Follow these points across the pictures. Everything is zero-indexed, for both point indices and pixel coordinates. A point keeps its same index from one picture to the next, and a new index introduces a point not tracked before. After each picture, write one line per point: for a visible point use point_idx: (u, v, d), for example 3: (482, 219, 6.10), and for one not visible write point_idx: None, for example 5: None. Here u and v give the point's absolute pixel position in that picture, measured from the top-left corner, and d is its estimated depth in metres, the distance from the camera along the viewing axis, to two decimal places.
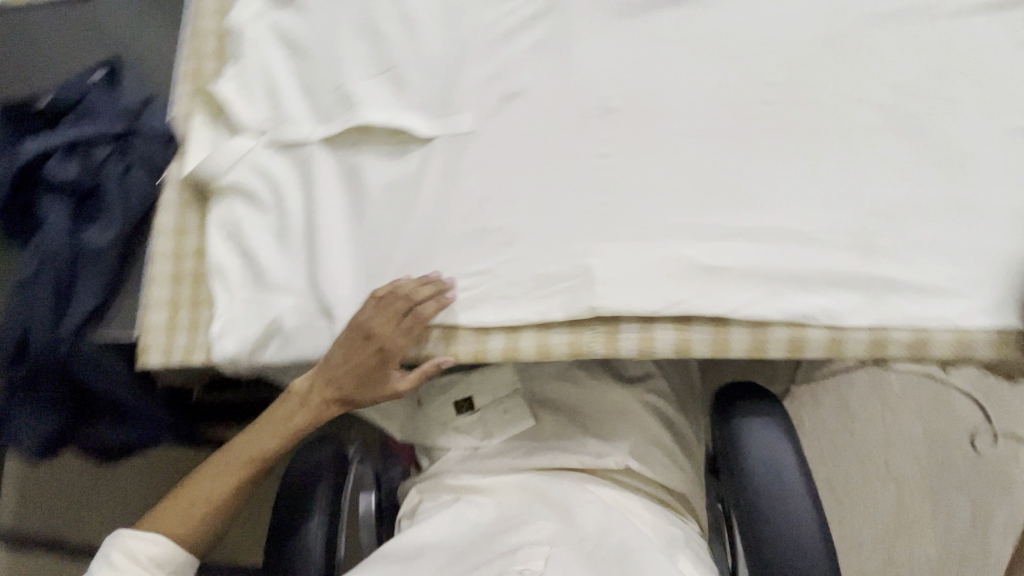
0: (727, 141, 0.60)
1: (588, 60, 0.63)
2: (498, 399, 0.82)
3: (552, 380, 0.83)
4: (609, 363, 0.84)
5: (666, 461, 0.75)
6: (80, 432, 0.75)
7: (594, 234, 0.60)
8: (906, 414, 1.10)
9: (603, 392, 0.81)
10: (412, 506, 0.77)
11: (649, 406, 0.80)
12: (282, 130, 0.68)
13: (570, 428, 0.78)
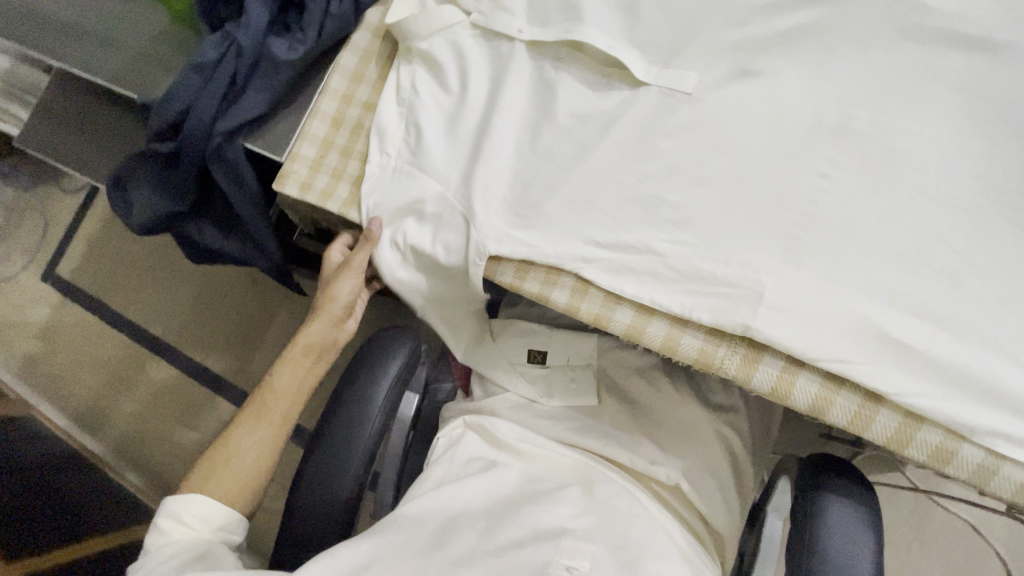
0: (965, 217, 0.49)
1: (845, 69, 0.53)
2: (571, 366, 0.76)
3: (630, 374, 0.75)
4: (693, 378, 0.73)
5: (724, 511, 0.65)
6: (191, 222, 0.78)
7: (778, 251, 0.50)
8: (931, 554, 1.05)
9: (680, 406, 0.70)
10: (453, 437, 0.69)
11: (722, 439, 0.69)
12: (493, 14, 0.62)
13: (637, 426, 0.69)
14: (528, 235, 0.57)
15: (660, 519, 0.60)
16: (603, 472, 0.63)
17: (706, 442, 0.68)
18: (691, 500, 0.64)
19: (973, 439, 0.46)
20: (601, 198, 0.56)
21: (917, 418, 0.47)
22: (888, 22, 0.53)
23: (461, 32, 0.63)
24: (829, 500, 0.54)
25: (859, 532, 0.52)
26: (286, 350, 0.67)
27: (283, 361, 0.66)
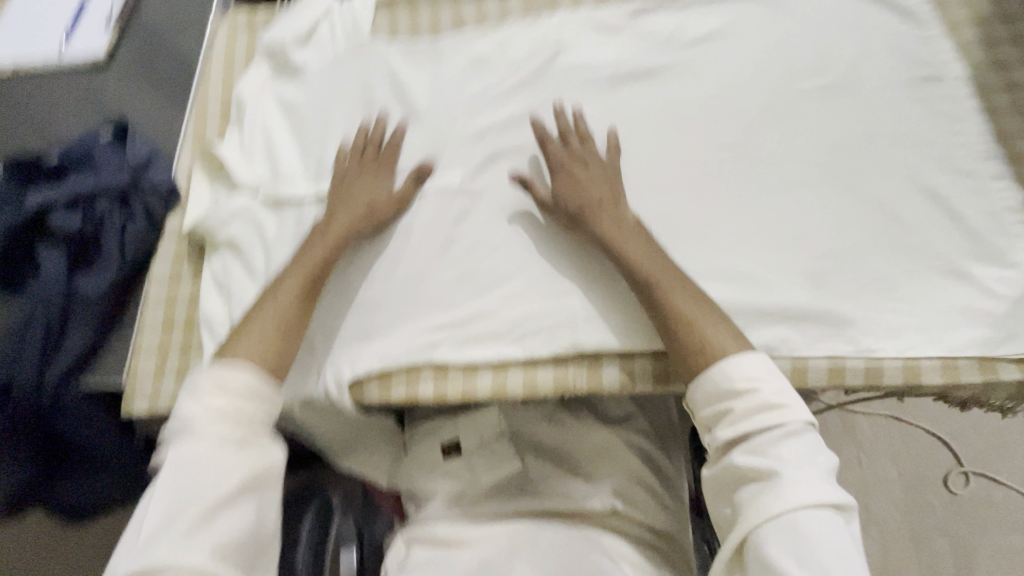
0: (690, 195, 0.61)
1: (561, 126, 0.67)
2: (486, 443, 0.73)
3: (537, 423, 0.74)
4: (590, 402, 0.76)
5: (658, 510, 0.69)
6: (53, 478, 0.75)
7: (574, 274, 0.60)
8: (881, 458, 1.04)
9: (589, 432, 0.72)
10: (399, 562, 0.66)
11: (634, 447, 0.73)
12: (277, 186, 0.70)
13: (561, 472, 0.71)
14: (373, 349, 0.61)
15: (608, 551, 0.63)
16: (545, 531, 0.65)
17: (620, 457, 0.71)
18: (631, 516, 0.67)
19: (781, 352, 0.54)
20: (421, 292, 0.62)
21: None
22: (574, 86, 0.69)
23: (254, 209, 0.70)
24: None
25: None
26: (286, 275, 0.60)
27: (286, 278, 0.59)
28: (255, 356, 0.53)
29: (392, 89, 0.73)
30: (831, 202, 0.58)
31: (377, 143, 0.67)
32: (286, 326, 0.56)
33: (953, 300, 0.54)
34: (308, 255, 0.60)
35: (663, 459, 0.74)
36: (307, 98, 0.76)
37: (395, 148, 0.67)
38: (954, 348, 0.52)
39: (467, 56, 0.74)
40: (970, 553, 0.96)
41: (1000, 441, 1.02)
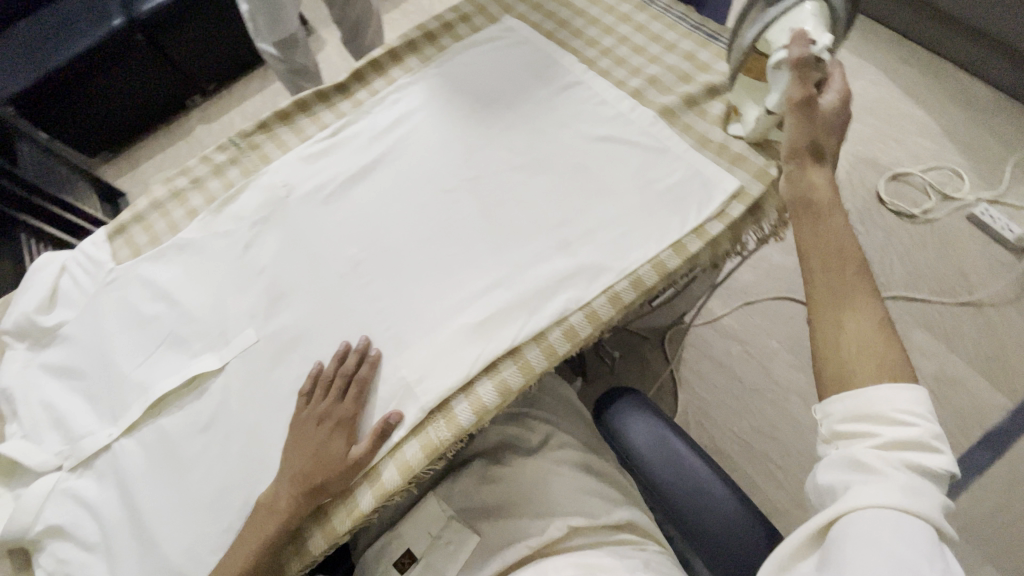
0: (446, 238, 0.71)
1: (323, 242, 0.74)
2: (436, 536, 0.73)
3: (476, 488, 0.77)
4: (510, 442, 0.81)
5: (609, 503, 0.73)
6: None
7: (391, 349, 0.65)
8: (735, 353, 1.32)
9: (524, 468, 0.77)
10: None
11: (564, 462, 0.78)
12: (80, 446, 0.67)
13: (515, 520, 0.72)
14: (241, 535, 0.57)
15: (578, 563, 0.66)
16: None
17: (556, 475, 0.76)
18: (589, 524, 0.70)
19: (571, 309, 0.64)
20: (265, 453, 0.62)
21: (541, 334, 0.63)
22: (314, 207, 0.77)
23: (69, 483, 0.66)
24: (623, 415, 0.65)
25: (649, 422, 0.64)
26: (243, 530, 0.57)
27: (248, 529, 0.57)
28: None
29: (157, 297, 0.75)
30: (542, 186, 0.72)
31: (350, 380, 0.62)
32: (249, 565, 0.55)
33: (656, 200, 0.67)
34: (254, 526, 0.57)
35: (592, 459, 0.80)
36: (75, 351, 0.74)
37: (355, 395, 0.62)
38: (675, 231, 0.65)
39: (211, 233, 0.78)
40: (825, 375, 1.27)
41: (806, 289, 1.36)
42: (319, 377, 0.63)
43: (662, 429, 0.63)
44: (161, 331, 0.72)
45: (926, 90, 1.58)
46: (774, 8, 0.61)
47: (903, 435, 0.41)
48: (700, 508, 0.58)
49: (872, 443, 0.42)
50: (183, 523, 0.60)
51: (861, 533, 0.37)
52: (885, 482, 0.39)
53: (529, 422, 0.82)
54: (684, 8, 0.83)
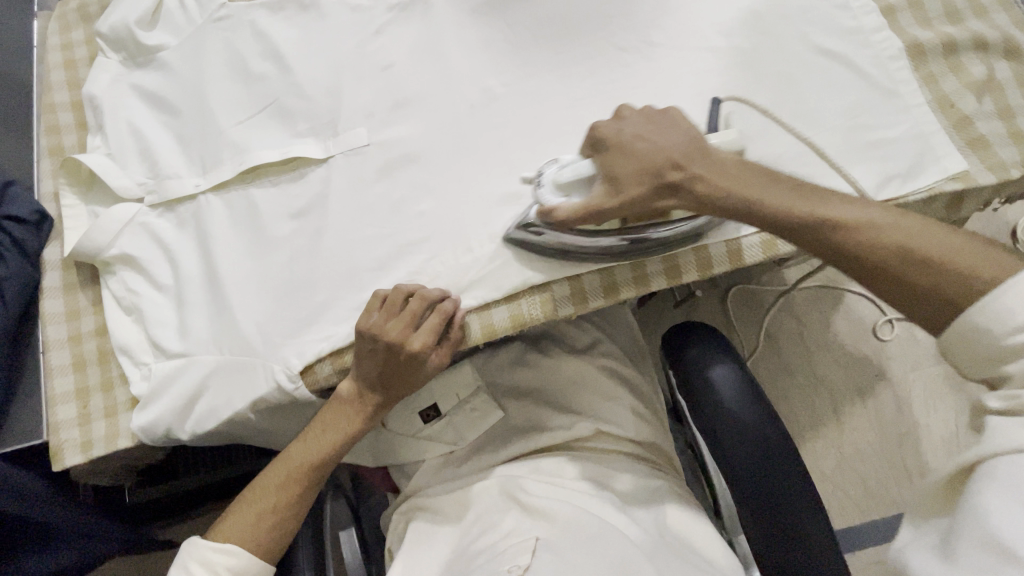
0: (602, 106, 0.62)
1: (462, 58, 0.64)
2: (464, 400, 0.74)
3: (509, 368, 0.76)
4: (554, 334, 0.78)
5: (639, 421, 0.71)
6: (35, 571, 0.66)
7: (509, 211, 0.59)
8: (792, 329, 1.26)
9: (564, 364, 0.75)
10: (399, 531, 0.68)
11: (607, 369, 0.75)
12: (164, 187, 0.64)
13: (541, 409, 0.73)
14: (318, 332, 0.57)
15: (595, 468, 0.67)
16: (533, 463, 0.67)
17: (597, 382, 0.74)
18: (614, 432, 0.70)
19: (714, 239, 0.57)
20: (351, 265, 0.59)
21: (672, 253, 0.58)
22: (465, 14, 0.66)
23: (146, 218, 0.64)
24: (693, 340, 0.63)
25: (718, 354, 0.61)
26: (263, 473, 0.58)
27: (270, 472, 0.58)
28: (249, 528, 0.55)
29: (268, 56, 0.67)
30: (735, 86, 0.60)
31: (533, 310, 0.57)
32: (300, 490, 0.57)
33: (857, 149, 0.56)
34: (273, 479, 0.57)
35: (637, 377, 0.77)
36: (171, 85, 0.68)
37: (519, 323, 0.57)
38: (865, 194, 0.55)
39: (340, 3, 0.67)
40: (869, 385, 1.22)
41: None
42: (437, 317, 0.54)
43: (730, 366, 0.60)
44: (265, 95, 0.66)
45: None
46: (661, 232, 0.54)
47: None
48: (742, 448, 0.54)
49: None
50: (257, 299, 0.59)
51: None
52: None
53: (579, 321, 0.79)
54: None
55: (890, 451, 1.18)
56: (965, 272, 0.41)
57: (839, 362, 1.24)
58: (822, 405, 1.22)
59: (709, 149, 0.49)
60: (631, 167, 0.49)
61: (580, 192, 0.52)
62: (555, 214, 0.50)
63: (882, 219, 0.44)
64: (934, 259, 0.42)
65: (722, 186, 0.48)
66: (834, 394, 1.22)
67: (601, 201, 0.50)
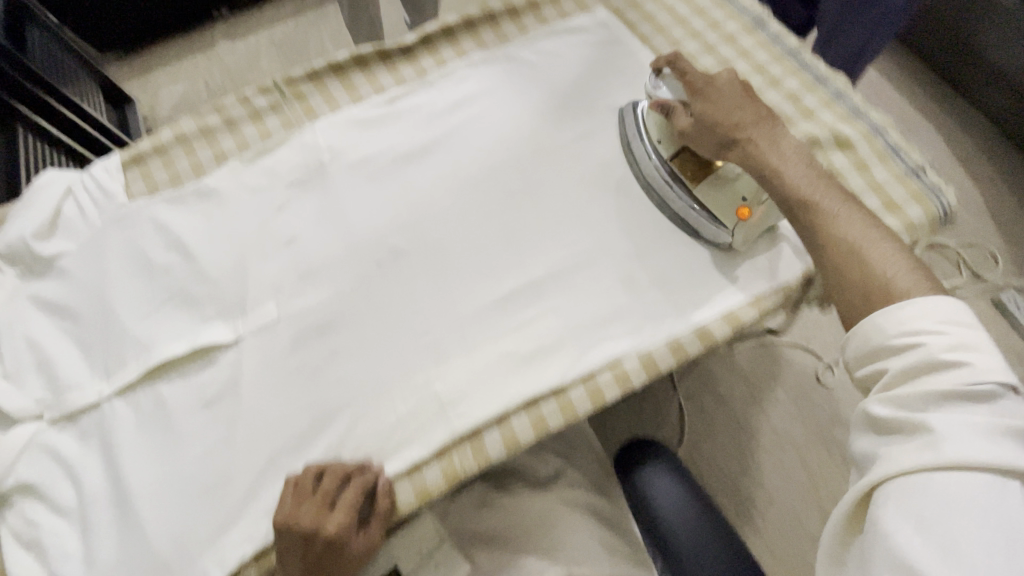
0: (500, 245, 0.66)
1: (365, 220, 0.68)
2: (428, 558, 0.63)
3: (473, 513, 0.70)
4: (514, 467, 0.75)
5: (617, 556, 0.66)
6: None
7: (427, 361, 0.59)
8: (745, 394, 1.28)
9: (530, 502, 0.69)
10: None
11: (573, 501, 0.71)
12: (66, 400, 0.61)
13: (512, 555, 0.65)
14: (240, 533, 0.53)
15: None
16: None
17: (563, 517, 0.68)
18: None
19: (627, 354, 0.59)
20: (272, 450, 0.56)
21: (590, 374, 0.58)
22: (360, 179, 0.70)
23: (47, 436, 0.60)
24: (643, 469, 0.62)
25: (673, 482, 0.60)
26: None
27: None
28: None
29: (171, 247, 0.68)
30: (615, 215, 0.67)
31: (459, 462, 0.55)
32: None
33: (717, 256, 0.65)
34: None
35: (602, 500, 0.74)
36: (72, 290, 0.67)
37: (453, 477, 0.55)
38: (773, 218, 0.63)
39: (239, 186, 0.71)
40: (828, 436, 1.24)
41: (828, 342, 1.32)
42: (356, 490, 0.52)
43: (685, 491, 0.59)
44: (171, 285, 0.66)
45: (978, 157, 1.52)
46: (658, 166, 0.67)
47: (964, 378, 0.41)
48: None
49: (883, 374, 0.46)
50: (172, 507, 0.55)
51: (928, 489, 0.38)
52: (979, 434, 0.38)
53: (541, 450, 0.76)
54: (796, 41, 0.77)
55: None
56: (850, 238, 0.52)
57: (797, 417, 1.25)
58: (791, 463, 1.21)
59: (774, 126, 0.60)
60: (727, 105, 0.61)
61: (677, 96, 0.66)
62: (690, 134, 0.63)
63: (874, 234, 0.52)
64: (857, 247, 0.51)
65: (749, 152, 0.59)
66: (799, 451, 1.22)
67: (692, 110, 0.63)
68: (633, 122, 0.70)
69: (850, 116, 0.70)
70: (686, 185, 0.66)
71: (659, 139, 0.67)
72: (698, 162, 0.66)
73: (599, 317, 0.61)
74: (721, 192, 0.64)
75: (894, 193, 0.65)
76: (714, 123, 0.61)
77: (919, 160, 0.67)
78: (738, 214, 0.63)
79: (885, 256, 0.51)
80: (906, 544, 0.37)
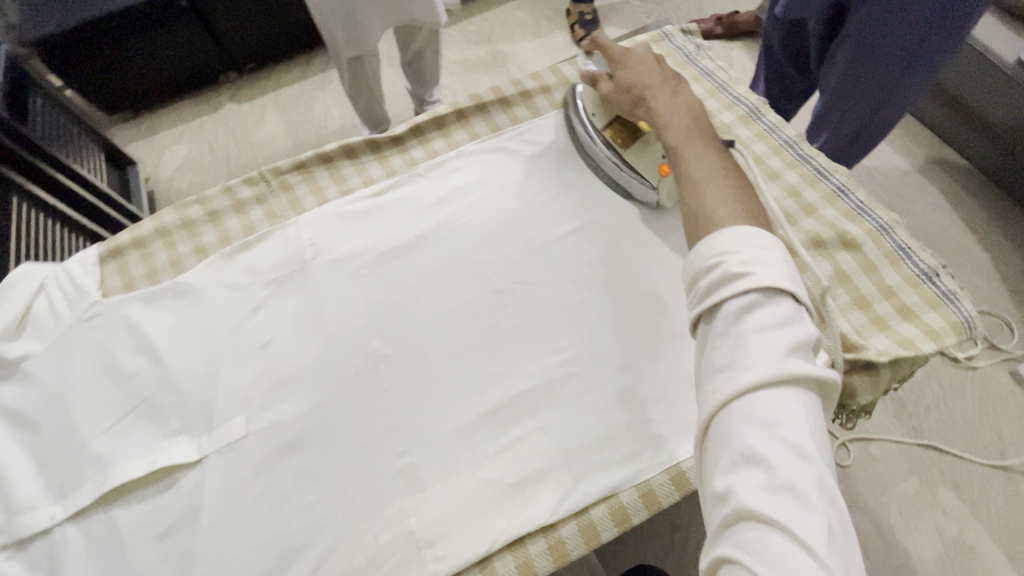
0: (486, 352, 0.62)
1: (346, 322, 0.64)
2: None
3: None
4: None
5: None
6: None
7: (404, 489, 0.54)
8: None
9: None
10: None
11: None
12: (12, 527, 0.56)
13: None
14: None
15: None
16: None
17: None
18: None
19: (623, 485, 0.54)
20: None
21: (583, 508, 0.53)
22: (342, 277, 0.67)
23: None
24: None
25: None
26: None
27: None
28: None
29: (141, 350, 0.64)
30: (610, 319, 0.63)
31: None
32: None
33: None
34: None
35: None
36: (33, 397, 0.63)
37: None
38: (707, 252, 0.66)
39: (217, 284, 0.68)
40: None
41: None
42: None
43: None
44: (137, 393, 0.62)
45: (988, 221, 1.48)
46: (608, 157, 0.71)
47: (748, 286, 0.43)
48: None
49: (711, 297, 0.46)
50: None
51: (755, 407, 0.39)
52: (778, 350, 0.40)
53: None
54: (794, 131, 0.75)
55: None
56: (682, 163, 0.57)
57: None
58: None
59: (678, 86, 0.64)
60: (635, 76, 0.66)
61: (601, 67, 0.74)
62: (610, 96, 0.69)
63: (696, 159, 0.56)
64: (691, 188, 0.55)
65: (632, 88, 0.66)
66: None
67: (608, 89, 0.70)
68: (573, 103, 0.75)
69: (854, 213, 0.67)
70: (616, 150, 0.71)
71: (594, 111, 0.73)
72: (626, 129, 0.73)
73: (592, 439, 0.56)
74: (649, 158, 0.70)
75: (907, 298, 0.61)
76: (627, 86, 0.66)
77: (933, 261, 0.63)
78: (660, 169, 0.69)
79: (714, 188, 0.53)
80: (761, 468, 0.37)
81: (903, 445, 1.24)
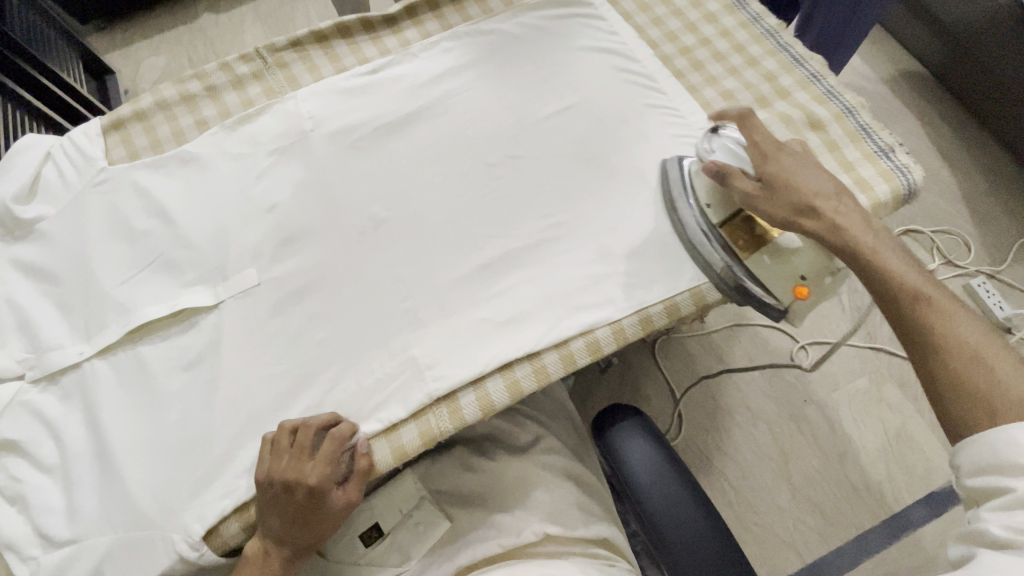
0: (479, 215, 0.67)
1: (347, 189, 0.68)
2: (407, 515, 0.68)
3: (452, 475, 0.72)
4: (492, 434, 0.75)
5: (589, 515, 0.68)
6: None
7: (405, 326, 0.61)
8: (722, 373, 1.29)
9: (506, 466, 0.71)
10: None
11: (551, 468, 0.72)
12: (47, 360, 0.62)
13: (489, 514, 0.68)
14: (220, 488, 0.55)
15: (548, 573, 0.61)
16: None
17: (540, 479, 0.70)
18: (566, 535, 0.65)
19: (599, 323, 0.61)
20: (251, 409, 0.58)
21: (563, 341, 0.61)
22: (342, 148, 0.70)
23: (28, 396, 0.61)
24: (620, 438, 0.62)
25: (649, 450, 0.61)
26: None
27: None
28: None
29: (152, 211, 0.68)
30: (593, 187, 0.68)
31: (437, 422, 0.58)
32: None
33: None
34: None
35: (579, 467, 0.75)
36: (51, 253, 0.67)
37: (429, 437, 0.57)
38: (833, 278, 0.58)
39: (220, 153, 0.71)
40: (800, 412, 1.26)
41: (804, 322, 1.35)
42: (337, 447, 0.54)
43: (663, 460, 0.60)
44: (152, 250, 0.66)
45: (958, 145, 1.54)
46: (707, 245, 0.62)
47: None
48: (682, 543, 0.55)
49: (999, 492, 0.44)
50: (153, 465, 0.56)
51: None
52: None
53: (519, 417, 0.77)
54: (774, 22, 0.78)
55: (832, 472, 1.20)
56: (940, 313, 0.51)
57: (771, 395, 1.28)
58: (762, 436, 1.24)
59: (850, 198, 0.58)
60: (806, 182, 0.57)
61: (736, 161, 0.61)
62: (759, 201, 0.58)
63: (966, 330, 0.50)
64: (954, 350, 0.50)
65: (798, 188, 0.57)
66: (771, 427, 1.24)
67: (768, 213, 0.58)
68: (678, 180, 0.66)
69: (824, 97, 0.72)
70: (734, 253, 0.62)
71: (708, 202, 0.63)
72: (750, 229, 0.62)
73: (574, 287, 0.62)
74: (782, 281, 0.59)
75: (863, 172, 0.67)
76: (790, 187, 0.57)
77: (889, 140, 0.69)
78: (795, 290, 0.58)
79: (944, 312, 0.51)
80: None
81: (855, 346, 1.31)
